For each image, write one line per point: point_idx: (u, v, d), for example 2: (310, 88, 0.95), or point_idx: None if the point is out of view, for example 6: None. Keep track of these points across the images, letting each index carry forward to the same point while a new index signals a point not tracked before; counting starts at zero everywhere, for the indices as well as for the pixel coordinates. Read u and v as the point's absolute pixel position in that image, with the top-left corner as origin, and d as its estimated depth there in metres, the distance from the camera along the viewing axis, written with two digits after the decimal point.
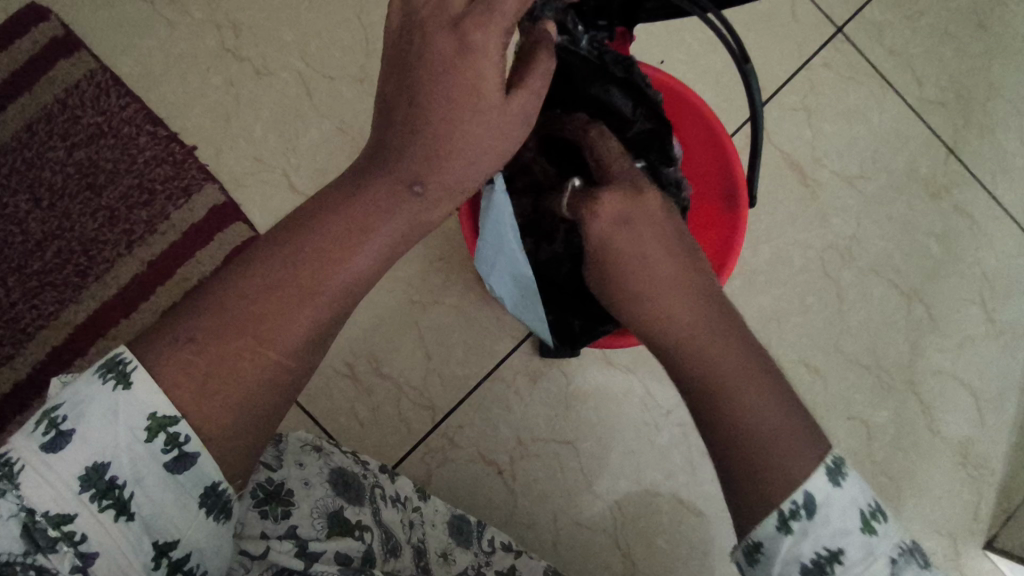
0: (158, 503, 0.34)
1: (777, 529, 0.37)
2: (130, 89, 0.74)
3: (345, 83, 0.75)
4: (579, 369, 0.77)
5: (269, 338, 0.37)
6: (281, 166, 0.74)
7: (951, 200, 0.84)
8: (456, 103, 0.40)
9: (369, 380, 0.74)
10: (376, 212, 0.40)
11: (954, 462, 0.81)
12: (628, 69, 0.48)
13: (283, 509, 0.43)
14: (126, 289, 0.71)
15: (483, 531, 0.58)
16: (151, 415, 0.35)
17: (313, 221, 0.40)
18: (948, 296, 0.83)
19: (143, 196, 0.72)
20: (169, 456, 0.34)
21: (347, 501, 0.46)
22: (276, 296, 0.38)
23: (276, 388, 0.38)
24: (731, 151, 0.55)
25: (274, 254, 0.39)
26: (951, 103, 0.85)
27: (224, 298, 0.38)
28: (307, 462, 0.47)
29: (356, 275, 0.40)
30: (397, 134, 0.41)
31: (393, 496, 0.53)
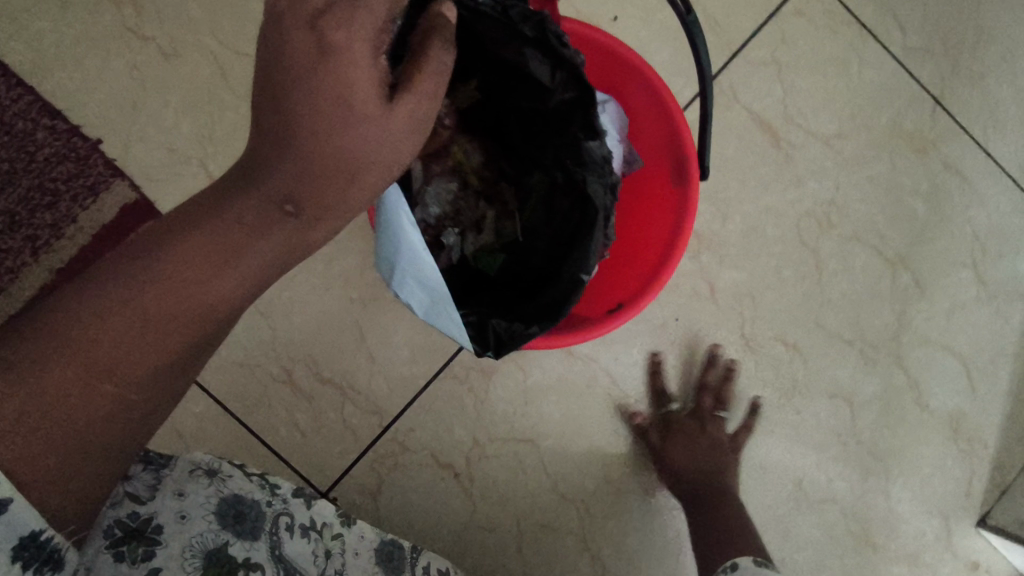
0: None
1: None
2: (23, 79, 0.66)
3: None
4: (537, 361, 0.71)
5: (111, 368, 0.33)
6: (198, 157, 0.67)
7: (938, 155, 0.78)
8: (326, 107, 0.35)
9: (310, 385, 0.68)
10: (244, 231, 0.36)
11: (944, 437, 0.76)
12: (540, 27, 0.40)
13: (144, 549, 0.36)
14: (34, 301, 0.64)
15: (419, 558, 0.54)
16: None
17: (170, 234, 0.35)
18: (936, 261, 0.77)
19: (45, 198, 0.65)
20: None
21: (236, 536, 0.40)
22: (117, 319, 0.33)
23: (120, 427, 0.34)
24: (676, 115, 0.48)
25: (122, 267, 0.34)
26: (937, 48, 0.78)
27: (60, 323, 0.33)
28: (190, 490, 0.41)
29: (216, 301, 0.35)
30: (267, 136, 0.36)
31: (307, 524, 0.46)
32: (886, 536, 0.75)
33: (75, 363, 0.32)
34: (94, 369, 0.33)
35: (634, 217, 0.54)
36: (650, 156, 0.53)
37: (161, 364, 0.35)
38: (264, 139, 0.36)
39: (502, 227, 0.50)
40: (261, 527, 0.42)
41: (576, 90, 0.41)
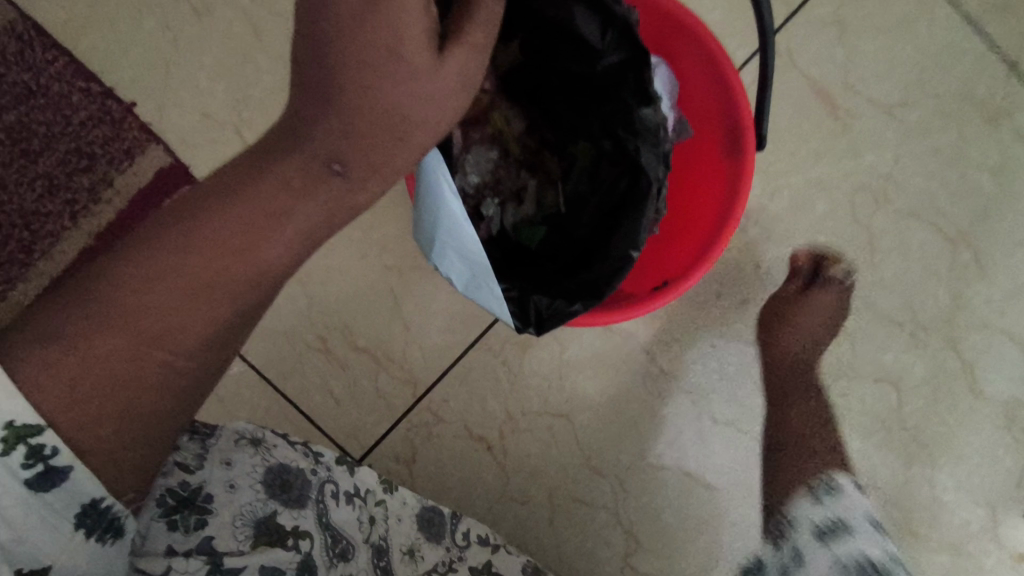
0: (26, 521, 0.30)
1: None
2: (57, 39, 0.66)
3: None
4: (573, 336, 0.70)
5: (163, 336, 0.31)
6: (233, 122, 0.66)
7: (1011, 126, 0.72)
8: (371, 61, 0.32)
9: (344, 354, 0.68)
10: (291, 193, 0.34)
11: (996, 426, 0.73)
12: None
13: (196, 518, 0.36)
14: (74, 265, 0.65)
15: (458, 523, 0.50)
16: (8, 424, 0.29)
17: (220, 195, 0.33)
18: (1000, 240, 0.72)
19: (82, 161, 0.65)
20: (31, 472, 0.30)
21: (284, 505, 0.39)
22: (169, 287, 0.31)
23: (176, 397, 0.32)
24: (732, 83, 0.45)
25: (165, 233, 0.32)
26: (1017, 7, 0.71)
27: (101, 294, 0.30)
28: (237, 459, 0.39)
29: (269, 266, 0.33)
30: (309, 95, 0.34)
31: (351, 490, 0.45)
32: (929, 524, 0.73)
33: (122, 334, 0.30)
34: (143, 339, 0.31)
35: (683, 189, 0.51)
36: (703, 122, 0.50)
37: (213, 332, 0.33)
38: (308, 96, 0.33)
39: (544, 196, 0.48)
40: (307, 493, 0.41)
41: (627, 49, 0.39)
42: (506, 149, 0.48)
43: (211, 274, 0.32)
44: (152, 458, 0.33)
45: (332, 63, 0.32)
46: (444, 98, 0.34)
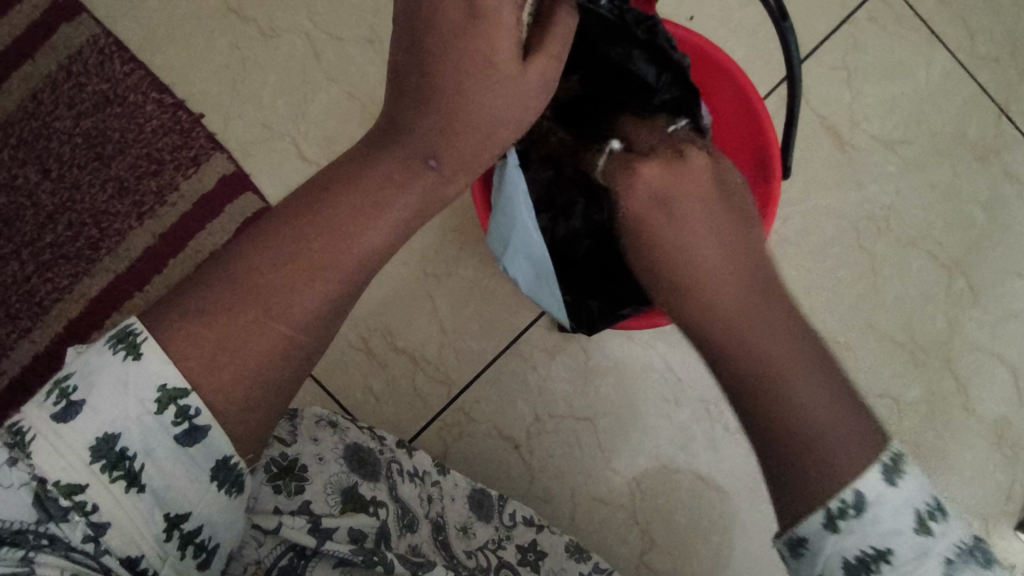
0: (172, 474, 0.31)
1: (822, 526, 0.36)
2: (135, 55, 0.71)
3: (355, 45, 0.72)
4: (598, 344, 0.75)
5: (280, 306, 0.35)
6: (290, 134, 0.72)
7: (1001, 165, 0.79)
8: (469, 70, 0.38)
9: (384, 353, 0.73)
10: (393, 187, 0.39)
11: (988, 442, 0.78)
12: (651, 30, 0.44)
13: (296, 484, 0.40)
14: (138, 261, 0.70)
15: (505, 505, 0.57)
16: (161, 386, 0.31)
17: (326, 192, 0.38)
18: (991, 269, 0.79)
19: (152, 166, 0.70)
20: (180, 429, 0.31)
21: (363, 477, 0.44)
22: (285, 264, 0.35)
23: (289, 365, 0.35)
24: (765, 120, 0.51)
25: (288, 222, 0.37)
26: (1007, 58, 0.79)
27: (236, 273, 0.35)
28: (322, 437, 0.45)
29: (368, 250, 0.37)
30: (408, 106, 0.40)
31: (411, 471, 0.50)
32: None
33: (246, 306, 0.34)
34: (263, 308, 0.34)
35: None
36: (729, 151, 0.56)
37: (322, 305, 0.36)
38: (409, 103, 0.40)
39: (589, 213, 0.54)
40: (379, 470, 0.46)
41: (680, 88, 0.48)
42: (559, 170, 0.54)
43: (321, 252, 0.36)
44: (268, 419, 0.35)
45: (436, 76, 0.39)
46: (525, 100, 0.40)
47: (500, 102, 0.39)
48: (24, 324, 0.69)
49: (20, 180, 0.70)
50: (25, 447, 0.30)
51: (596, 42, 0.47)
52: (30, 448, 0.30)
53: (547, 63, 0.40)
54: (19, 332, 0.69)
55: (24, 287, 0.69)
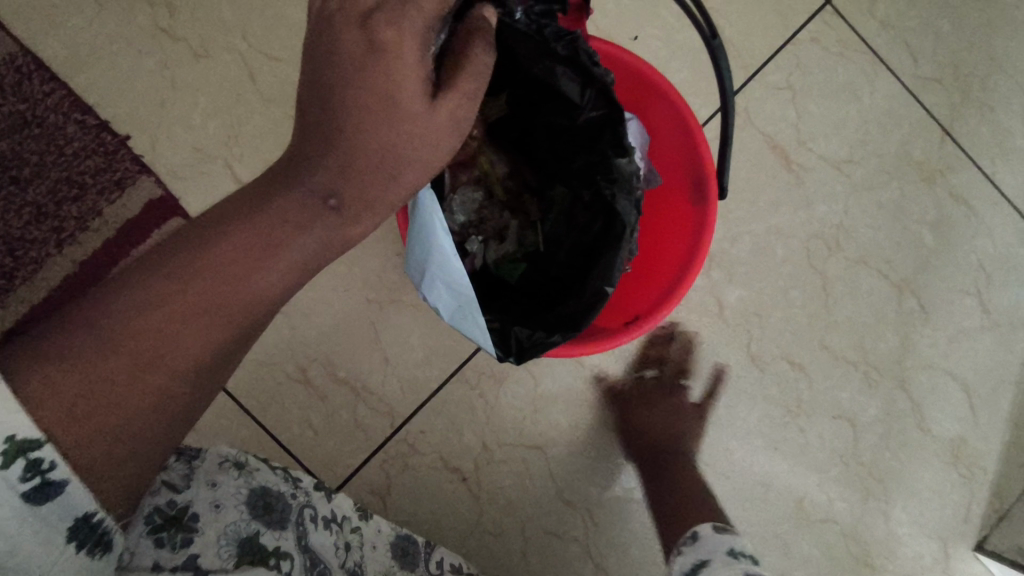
0: (16, 533, 0.29)
1: None
2: (56, 74, 0.68)
3: (291, 65, 0.70)
4: (548, 371, 0.72)
5: (150, 358, 0.32)
6: (223, 157, 0.69)
7: (946, 184, 0.79)
8: (371, 104, 0.35)
9: (323, 384, 0.69)
10: (290, 228, 0.36)
11: (945, 462, 0.77)
12: (572, 45, 0.41)
13: (183, 536, 0.36)
14: (56, 291, 0.65)
15: (432, 553, 0.53)
16: (10, 438, 0.29)
17: (215, 228, 0.35)
18: (941, 287, 0.79)
19: (72, 190, 0.67)
20: (30, 485, 0.30)
21: (264, 527, 0.40)
22: (158, 311, 0.33)
23: (164, 411, 0.33)
24: (699, 138, 0.49)
25: (173, 259, 0.34)
26: (948, 80, 0.80)
27: (109, 315, 0.32)
28: (221, 481, 0.41)
29: (249, 299, 0.35)
30: (307, 140, 0.37)
31: (327, 516, 0.46)
32: (884, 557, 0.76)
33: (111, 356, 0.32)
34: (131, 360, 0.32)
35: (650, 228, 0.56)
36: (665, 171, 0.55)
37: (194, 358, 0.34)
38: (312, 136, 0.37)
39: (523, 235, 0.52)
40: (287, 517, 0.42)
41: (605, 107, 0.43)
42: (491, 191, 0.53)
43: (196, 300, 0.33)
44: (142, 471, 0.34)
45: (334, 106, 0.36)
46: (437, 139, 0.37)
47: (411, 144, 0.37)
48: None
49: None
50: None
51: (518, 59, 0.44)
52: None
53: (460, 101, 0.37)
54: None
55: None
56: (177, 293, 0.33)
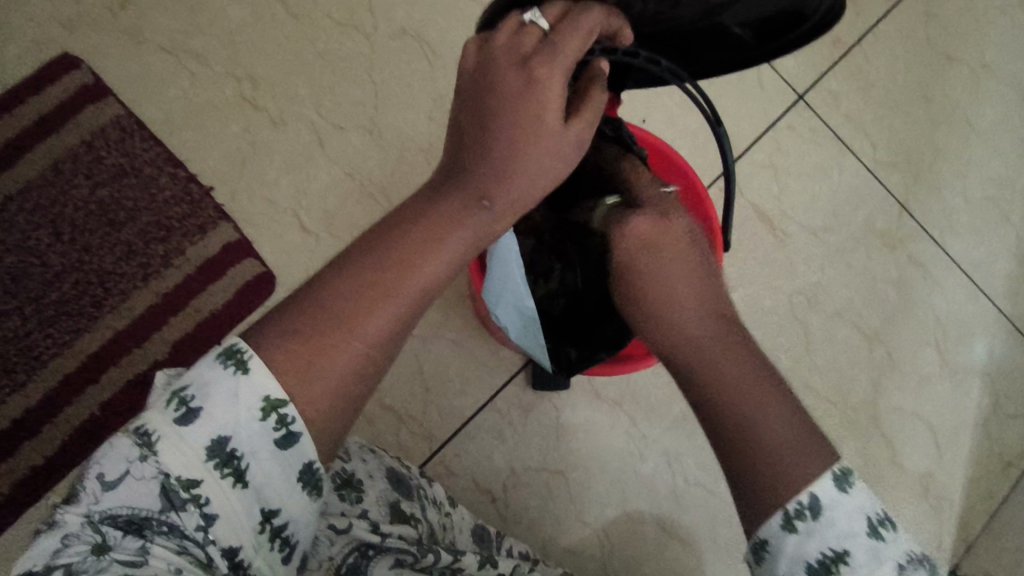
0: (271, 474, 0.36)
1: (782, 528, 0.37)
2: (153, 133, 0.78)
3: (356, 133, 0.81)
4: (569, 403, 0.81)
5: (347, 331, 0.38)
6: (293, 208, 0.79)
7: (905, 251, 0.93)
8: (520, 129, 0.44)
9: (370, 410, 0.77)
10: (454, 222, 0.43)
11: (917, 494, 0.87)
12: (616, 130, 0.59)
13: (357, 494, 0.47)
14: (139, 319, 0.74)
15: (503, 542, 0.61)
16: (266, 396, 0.35)
17: (396, 227, 0.42)
18: (906, 339, 0.91)
19: (160, 232, 0.76)
20: (279, 434, 0.36)
21: (402, 496, 0.51)
22: (356, 294, 0.39)
23: (359, 378, 0.38)
24: (707, 200, 0.62)
25: (370, 249, 0.41)
26: (902, 165, 0.95)
27: (320, 297, 0.39)
28: (369, 458, 0.52)
29: (425, 285, 0.41)
30: (465, 158, 0.45)
31: (431, 497, 0.56)
32: None
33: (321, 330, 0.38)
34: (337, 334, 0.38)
35: None
36: None
37: (381, 333, 0.39)
38: (468, 153, 0.45)
39: (566, 277, 0.63)
40: (412, 492, 0.53)
41: (639, 174, 0.59)
42: (540, 238, 0.63)
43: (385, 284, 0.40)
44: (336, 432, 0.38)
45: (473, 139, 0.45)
46: (565, 152, 0.45)
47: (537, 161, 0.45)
48: (21, 377, 0.72)
49: (31, 241, 0.74)
50: (152, 445, 0.34)
51: None
52: (156, 447, 0.34)
53: (583, 126, 0.46)
54: (15, 385, 0.72)
55: (24, 341, 0.73)
56: (369, 280, 0.40)
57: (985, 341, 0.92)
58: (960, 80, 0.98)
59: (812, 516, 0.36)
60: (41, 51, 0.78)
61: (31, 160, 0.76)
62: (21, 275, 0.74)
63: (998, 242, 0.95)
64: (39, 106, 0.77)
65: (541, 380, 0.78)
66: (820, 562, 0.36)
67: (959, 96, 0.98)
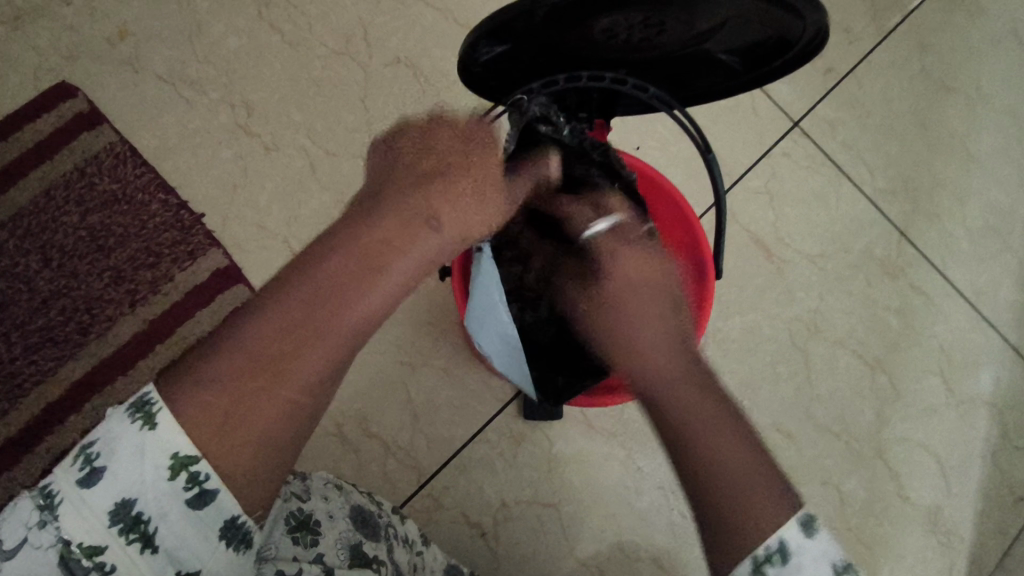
0: (184, 536, 0.34)
1: (751, 575, 0.35)
2: (146, 160, 0.79)
3: (348, 159, 0.81)
4: (562, 434, 0.79)
5: (271, 388, 0.36)
6: (283, 234, 0.79)
7: (906, 278, 0.91)
8: (454, 168, 0.48)
9: (357, 440, 0.76)
10: (389, 249, 0.42)
11: (924, 529, 0.84)
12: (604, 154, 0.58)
13: (312, 537, 0.44)
14: (125, 346, 0.73)
15: None
16: (172, 454, 0.34)
17: (320, 260, 0.39)
18: (909, 368, 0.89)
19: (149, 259, 0.76)
20: (190, 494, 0.34)
21: (365, 537, 0.49)
22: (282, 334, 0.36)
23: (293, 423, 0.37)
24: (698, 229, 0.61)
25: (291, 286, 0.38)
26: (900, 191, 0.94)
27: (240, 340, 0.36)
28: (331, 497, 0.50)
29: (350, 336, 0.39)
30: (390, 198, 0.45)
31: (402, 536, 0.55)
32: None
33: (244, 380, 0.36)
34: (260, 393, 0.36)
35: None
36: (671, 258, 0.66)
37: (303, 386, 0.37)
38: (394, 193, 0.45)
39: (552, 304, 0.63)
40: (377, 532, 0.51)
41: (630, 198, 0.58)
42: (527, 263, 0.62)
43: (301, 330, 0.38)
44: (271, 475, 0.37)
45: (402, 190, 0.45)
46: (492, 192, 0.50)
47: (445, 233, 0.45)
48: (3, 405, 0.71)
49: (20, 267, 0.74)
50: (53, 508, 0.33)
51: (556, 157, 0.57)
52: (58, 510, 0.33)
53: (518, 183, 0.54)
54: None
55: (7, 368, 0.72)
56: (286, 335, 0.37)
57: (990, 370, 0.90)
58: (956, 107, 0.97)
59: (780, 561, 0.35)
60: (38, 79, 0.79)
61: (24, 187, 0.76)
62: (7, 301, 0.73)
63: (1000, 269, 0.93)
64: (34, 134, 0.77)
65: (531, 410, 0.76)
66: None
67: (956, 123, 0.97)
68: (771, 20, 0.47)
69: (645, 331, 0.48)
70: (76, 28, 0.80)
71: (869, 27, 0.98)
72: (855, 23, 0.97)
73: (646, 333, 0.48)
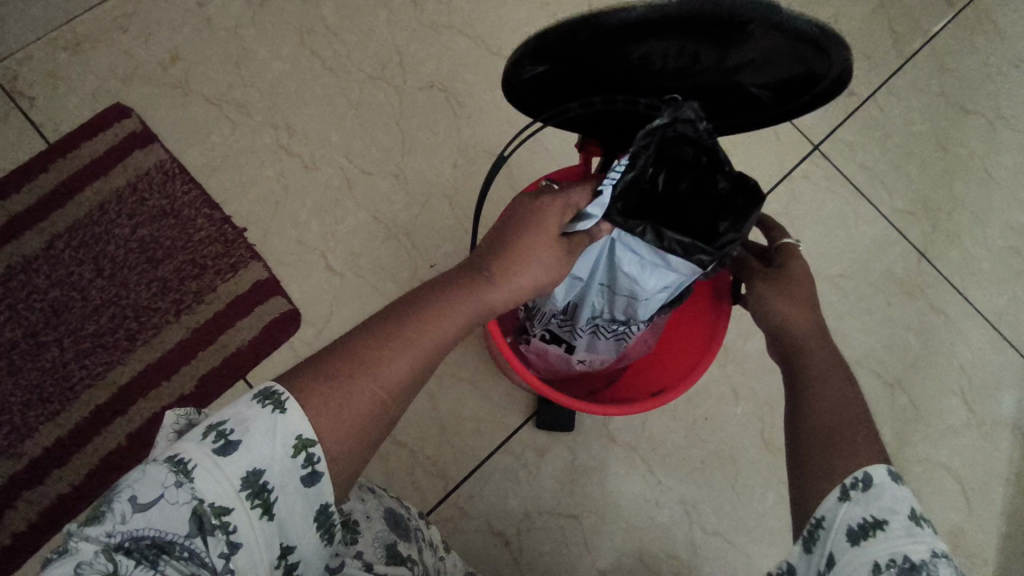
0: (293, 511, 0.36)
1: (838, 499, 0.44)
2: (193, 177, 0.83)
3: (383, 178, 0.85)
4: (585, 446, 0.81)
5: (367, 372, 0.39)
6: (320, 249, 0.82)
7: (926, 299, 0.93)
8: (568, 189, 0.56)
9: (387, 447, 0.78)
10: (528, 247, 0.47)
11: (945, 550, 0.84)
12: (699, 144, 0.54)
13: (351, 535, 0.47)
14: (170, 352, 0.77)
15: None
16: (298, 435, 0.36)
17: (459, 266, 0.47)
18: (929, 388, 0.89)
19: (194, 270, 0.80)
20: (305, 473, 0.36)
21: (399, 538, 0.51)
22: (378, 344, 0.41)
23: (372, 419, 0.39)
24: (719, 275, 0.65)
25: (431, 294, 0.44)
26: (919, 213, 0.96)
27: (349, 346, 0.41)
28: (367, 498, 0.52)
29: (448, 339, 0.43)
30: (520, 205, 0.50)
31: (428, 540, 0.57)
32: None
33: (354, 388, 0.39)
34: (371, 385, 0.39)
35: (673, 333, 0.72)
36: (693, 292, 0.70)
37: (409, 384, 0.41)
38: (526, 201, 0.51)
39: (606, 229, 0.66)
40: (409, 533, 0.53)
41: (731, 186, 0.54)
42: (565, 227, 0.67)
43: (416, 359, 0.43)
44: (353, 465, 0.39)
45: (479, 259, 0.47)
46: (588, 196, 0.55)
47: (530, 278, 0.47)
48: (55, 407, 0.75)
49: (74, 276, 0.78)
50: (188, 472, 0.34)
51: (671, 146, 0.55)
52: (192, 474, 0.34)
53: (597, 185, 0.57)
54: (49, 414, 0.74)
55: (60, 372, 0.76)
56: (397, 335, 0.41)
57: (1012, 391, 0.90)
58: (975, 131, 0.99)
59: (863, 486, 0.43)
60: (95, 100, 0.84)
61: (79, 200, 0.81)
62: (62, 308, 0.78)
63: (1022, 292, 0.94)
64: (90, 151, 0.82)
65: (546, 421, 0.79)
66: (860, 525, 0.42)
67: (975, 147, 0.99)
68: (798, 52, 0.48)
69: (803, 320, 0.57)
70: (133, 54, 0.85)
71: (889, 53, 1.00)
72: (875, 49, 1.00)
73: (803, 321, 0.57)
